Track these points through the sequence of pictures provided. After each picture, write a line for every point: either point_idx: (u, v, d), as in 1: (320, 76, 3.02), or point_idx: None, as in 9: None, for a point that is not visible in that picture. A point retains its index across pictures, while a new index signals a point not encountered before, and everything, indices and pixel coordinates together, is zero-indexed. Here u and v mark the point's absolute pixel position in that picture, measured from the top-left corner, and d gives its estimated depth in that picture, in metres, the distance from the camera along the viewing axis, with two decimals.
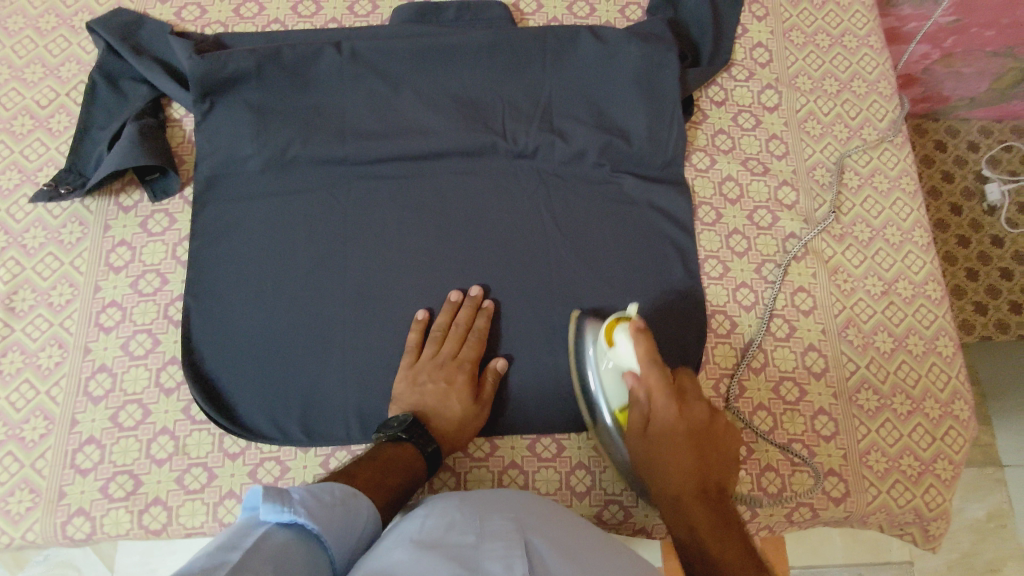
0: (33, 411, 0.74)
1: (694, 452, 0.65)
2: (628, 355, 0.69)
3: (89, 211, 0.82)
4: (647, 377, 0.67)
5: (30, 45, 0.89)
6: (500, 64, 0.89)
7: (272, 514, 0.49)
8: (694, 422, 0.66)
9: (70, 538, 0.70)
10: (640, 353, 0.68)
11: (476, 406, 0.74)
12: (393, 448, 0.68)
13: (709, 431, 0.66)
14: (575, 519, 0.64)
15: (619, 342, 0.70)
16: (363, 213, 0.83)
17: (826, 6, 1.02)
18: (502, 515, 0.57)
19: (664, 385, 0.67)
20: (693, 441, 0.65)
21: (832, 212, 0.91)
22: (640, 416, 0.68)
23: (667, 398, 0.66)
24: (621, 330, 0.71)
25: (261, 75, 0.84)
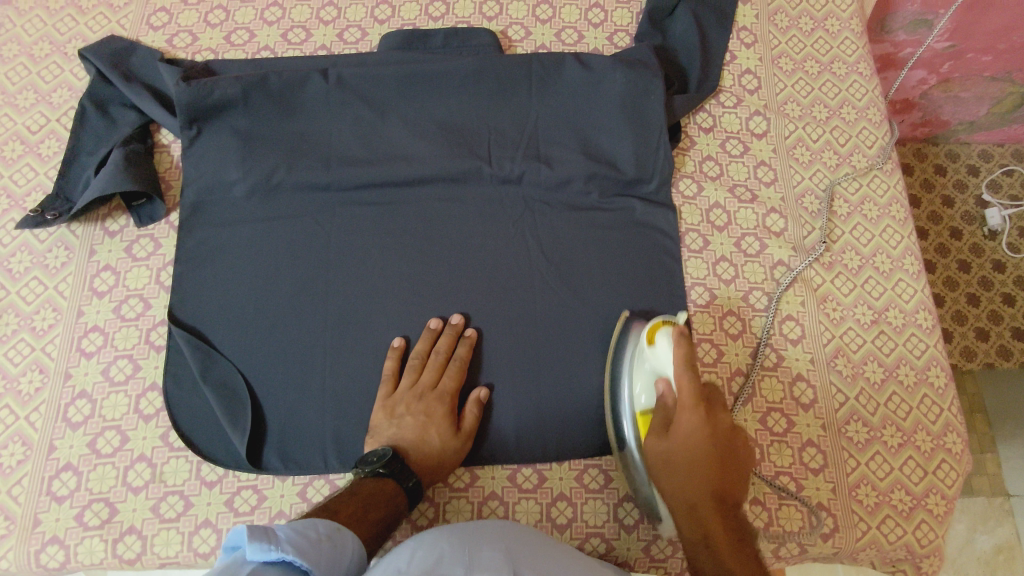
0: (11, 437, 0.74)
1: (717, 472, 0.64)
2: (667, 358, 0.69)
3: (75, 236, 0.83)
4: (681, 382, 0.66)
5: (23, 72, 0.90)
6: (486, 91, 0.89)
7: (260, 553, 0.49)
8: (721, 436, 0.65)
9: (44, 567, 0.70)
10: (680, 355, 0.67)
11: (456, 439, 0.74)
12: (374, 483, 0.67)
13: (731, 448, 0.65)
14: (566, 551, 0.65)
15: (661, 342, 0.70)
16: (348, 239, 0.83)
17: (816, 33, 1.03)
18: (491, 549, 0.57)
19: (697, 392, 0.66)
20: (715, 455, 0.64)
21: (823, 242, 0.90)
22: (662, 419, 0.67)
23: (694, 407, 0.65)
24: (663, 332, 0.71)
25: (247, 102, 0.85)
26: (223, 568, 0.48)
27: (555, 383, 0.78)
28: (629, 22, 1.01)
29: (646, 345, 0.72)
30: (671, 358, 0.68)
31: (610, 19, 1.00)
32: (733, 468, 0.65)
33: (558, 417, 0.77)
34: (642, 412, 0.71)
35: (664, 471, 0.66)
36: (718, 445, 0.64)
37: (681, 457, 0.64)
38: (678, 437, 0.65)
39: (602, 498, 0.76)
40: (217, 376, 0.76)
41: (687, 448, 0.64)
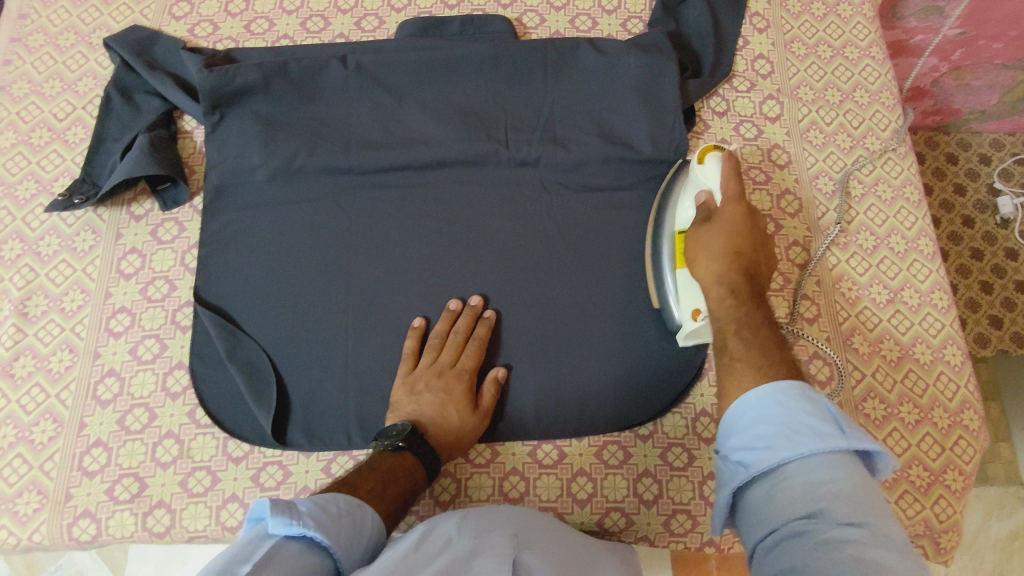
0: (43, 414, 0.75)
1: (750, 257, 0.66)
2: (714, 172, 0.72)
3: (102, 220, 0.84)
4: (728, 185, 0.69)
5: (49, 61, 0.92)
6: (503, 76, 0.90)
7: (281, 528, 0.49)
8: (758, 234, 0.68)
9: (76, 541, 0.71)
10: (728, 168, 0.71)
11: (473, 417, 0.74)
12: (392, 457, 0.68)
13: (764, 250, 0.68)
14: (567, 541, 0.66)
15: (710, 160, 0.73)
16: (369, 221, 0.84)
17: (828, 18, 1.04)
18: (501, 533, 0.58)
19: (744, 193, 0.69)
20: (754, 241, 0.67)
21: (838, 223, 0.91)
22: (704, 212, 0.71)
23: (736, 205, 0.68)
24: (712, 151, 0.74)
25: (268, 87, 0.87)
26: (245, 540, 0.48)
27: (573, 359, 0.79)
28: (643, 8, 1.02)
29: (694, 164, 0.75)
30: (716, 173, 0.72)
31: (623, 6, 1.02)
32: None
33: (578, 394, 0.78)
34: (679, 226, 0.76)
35: (698, 254, 0.68)
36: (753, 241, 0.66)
37: (719, 236, 0.67)
38: (722, 222, 0.67)
39: (622, 473, 0.77)
40: (242, 355, 0.77)
41: (728, 229, 0.67)
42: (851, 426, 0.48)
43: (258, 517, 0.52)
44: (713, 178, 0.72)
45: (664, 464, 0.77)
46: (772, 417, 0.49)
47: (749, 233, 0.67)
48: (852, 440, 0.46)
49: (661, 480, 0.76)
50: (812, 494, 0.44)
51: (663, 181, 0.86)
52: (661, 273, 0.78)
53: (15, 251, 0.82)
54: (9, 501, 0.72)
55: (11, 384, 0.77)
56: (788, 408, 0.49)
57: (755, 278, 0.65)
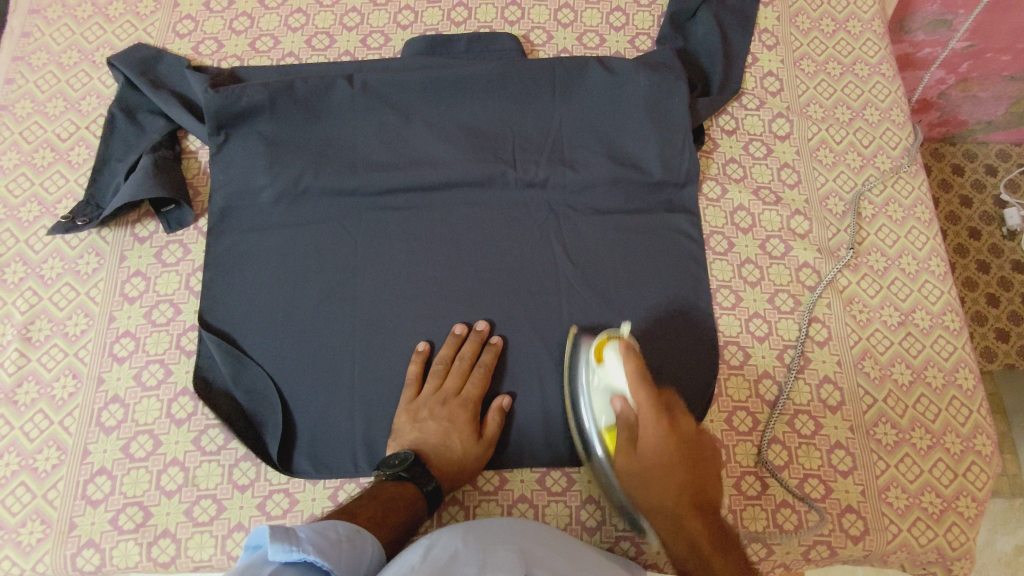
0: (46, 442, 0.74)
1: (687, 463, 0.66)
2: (619, 374, 0.70)
3: (106, 242, 0.83)
4: (637, 394, 0.67)
5: (52, 80, 0.91)
6: (510, 96, 0.90)
7: (282, 553, 0.48)
8: (682, 436, 0.67)
9: (79, 571, 0.70)
10: (629, 366, 0.68)
11: (477, 445, 0.74)
12: (393, 486, 0.68)
13: (696, 442, 0.68)
14: (581, 556, 0.64)
15: (609, 360, 0.71)
16: (375, 244, 0.83)
17: (837, 35, 1.03)
18: (505, 547, 0.57)
19: (652, 393, 0.67)
20: (686, 457, 0.66)
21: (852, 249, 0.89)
22: (628, 439, 0.68)
23: (654, 414, 0.66)
24: (610, 348, 0.72)
25: (274, 107, 0.86)
26: (245, 567, 0.47)
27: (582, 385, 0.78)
28: (651, 25, 1.01)
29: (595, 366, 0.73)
30: (620, 372, 0.70)
31: (632, 22, 1.01)
32: (702, 455, 0.68)
33: None
34: (605, 431, 0.71)
35: (640, 490, 0.67)
36: (683, 442, 0.67)
37: (651, 460, 0.66)
38: (646, 453, 0.66)
39: None
40: (248, 381, 0.77)
41: (660, 462, 0.66)
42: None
43: (256, 545, 0.51)
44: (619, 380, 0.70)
45: None
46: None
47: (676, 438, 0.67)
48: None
49: None
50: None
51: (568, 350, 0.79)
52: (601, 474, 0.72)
53: (18, 274, 0.81)
54: (12, 531, 0.71)
55: (14, 411, 0.76)
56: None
57: (701, 486, 0.66)
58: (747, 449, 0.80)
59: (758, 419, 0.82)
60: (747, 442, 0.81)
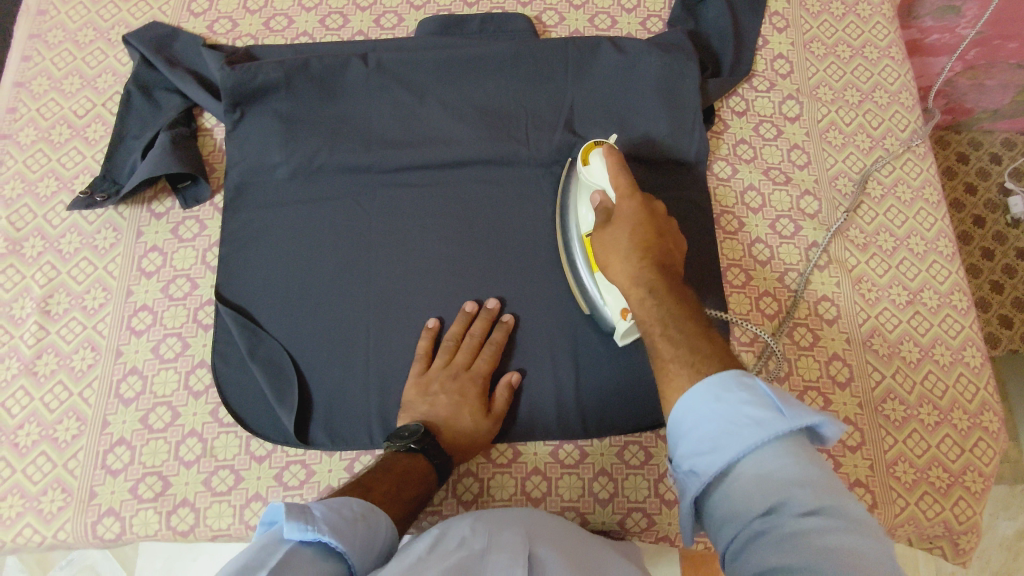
0: (66, 412, 0.75)
1: (659, 245, 0.66)
2: (601, 168, 0.72)
3: (123, 217, 0.84)
4: (619, 181, 0.70)
5: (68, 58, 0.92)
6: (523, 75, 0.90)
7: (297, 532, 0.48)
8: (655, 217, 0.68)
9: (100, 539, 0.71)
10: (613, 163, 0.71)
11: (487, 420, 0.74)
12: (407, 458, 0.68)
13: (663, 224, 0.68)
14: (579, 536, 0.67)
15: (592, 157, 0.74)
16: (390, 220, 0.84)
17: (847, 18, 1.03)
18: (512, 530, 0.58)
19: (632, 185, 0.70)
20: (655, 227, 0.67)
21: (845, 215, 0.91)
22: (603, 213, 0.70)
23: (631, 197, 0.69)
24: (594, 149, 0.74)
25: (290, 84, 0.86)
26: (262, 545, 0.47)
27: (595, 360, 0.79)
28: (662, 7, 1.02)
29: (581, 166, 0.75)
30: (603, 169, 0.72)
31: (643, 4, 1.01)
32: (672, 243, 0.67)
33: (596, 395, 0.78)
34: (586, 231, 0.75)
35: (610, 255, 0.67)
36: (657, 224, 0.67)
37: (625, 235, 0.67)
38: (623, 217, 0.68)
39: (643, 474, 0.77)
40: (264, 354, 0.77)
41: (630, 223, 0.68)
42: (784, 399, 0.47)
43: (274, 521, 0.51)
44: (602, 175, 0.72)
45: None
46: (716, 420, 0.47)
47: (650, 226, 0.67)
48: (794, 417, 0.45)
49: None
50: (774, 485, 0.42)
51: (559, 180, 0.86)
52: (583, 279, 0.77)
53: (36, 249, 0.82)
54: (33, 499, 0.72)
55: (34, 383, 0.76)
56: (727, 407, 0.47)
57: (667, 264, 0.65)
58: None
59: None
60: None
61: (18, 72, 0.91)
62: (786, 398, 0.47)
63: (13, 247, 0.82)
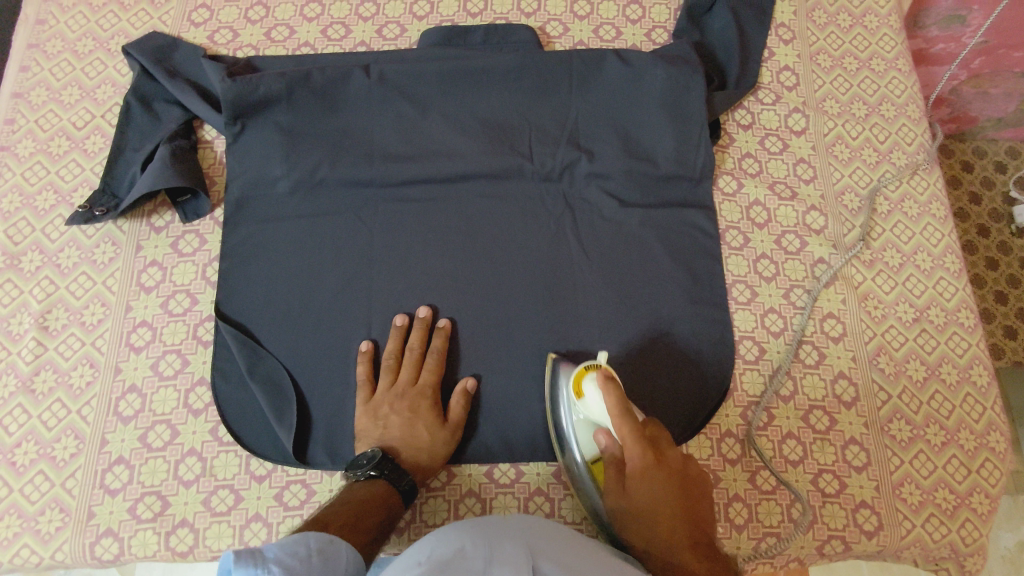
0: (64, 430, 0.74)
1: (680, 506, 0.62)
2: (600, 407, 0.68)
3: (122, 232, 0.83)
4: (622, 430, 0.65)
5: (68, 68, 0.91)
6: (527, 88, 0.89)
7: None
8: (671, 464, 0.65)
9: (98, 560, 0.70)
10: (613, 400, 0.67)
11: (443, 430, 0.74)
12: (364, 486, 0.68)
13: (682, 470, 0.65)
14: (597, 548, 0.61)
15: (587, 391, 0.70)
16: (392, 236, 0.83)
17: (854, 29, 1.02)
18: (513, 541, 0.54)
19: (637, 424, 0.66)
20: (675, 481, 0.64)
21: (862, 240, 0.90)
22: (616, 468, 0.66)
23: (640, 450, 0.64)
24: (588, 379, 0.70)
25: (291, 97, 0.86)
26: None
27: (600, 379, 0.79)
28: (667, 18, 1.01)
29: (575, 401, 0.71)
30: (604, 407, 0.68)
31: (648, 15, 1.00)
32: (692, 486, 0.64)
33: None
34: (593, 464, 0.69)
35: (632, 530, 0.63)
36: (674, 486, 0.63)
37: (646, 494, 0.63)
38: (634, 488, 0.64)
39: None
40: (263, 372, 0.76)
41: (645, 481, 0.63)
42: None
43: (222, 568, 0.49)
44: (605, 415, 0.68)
45: None
46: None
47: (671, 479, 0.64)
48: None
49: None
50: None
51: (548, 374, 0.77)
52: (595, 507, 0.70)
53: (34, 263, 0.81)
54: (30, 520, 0.71)
55: (32, 400, 0.75)
56: None
57: (689, 511, 0.62)
58: (762, 445, 0.80)
59: (773, 415, 0.82)
60: (763, 438, 0.81)
61: (16, 83, 0.90)
62: None
63: (11, 261, 0.81)
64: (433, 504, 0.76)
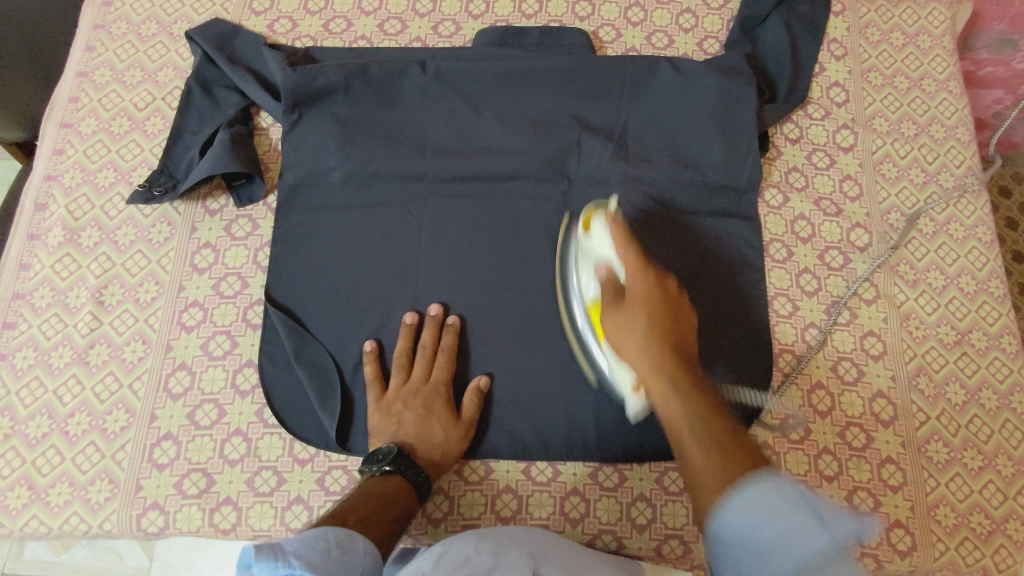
0: (116, 404, 0.76)
1: (672, 327, 0.64)
2: (604, 241, 0.73)
3: (178, 212, 0.85)
4: (625, 256, 0.70)
5: (131, 50, 0.93)
6: (581, 91, 0.90)
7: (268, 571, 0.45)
8: (666, 290, 0.67)
9: (144, 532, 0.72)
10: (616, 235, 0.71)
11: (457, 428, 0.75)
12: (381, 481, 0.68)
13: (676, 302, 0.67)
14: (585, 562, 0.65)
15: (596, 228, 0.74)
16: (440, 230, 0.84)
17: (906, 49, 1.02)
18: (517, 550, 0.57)
19: (639, 256, 0.70)
20: (667, 307, 0.66)
21: (889, 250, 0.90)
22: (612, 289, 0.69)
23: (641, 270, 0.68)
24: (597, 220, 0.75)
25: (348, 89, 0.87)
26: None
27: None
28: (720, 28, 1.01)
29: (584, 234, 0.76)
30: (609, 243, 0.72)
31: (701, 25, 1.01)
32: (682, 319, 0.66)
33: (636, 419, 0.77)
34: (591, 302, 0.74)
35: (617, 336, 0.66)
36: (668, 309, 0.66)
37: (636, 316, 0.65)
38: (632, 294, 0.67)
39: (682, 501, 0.76)
40: (309, 358, 0.77)
41: (642, 305, 0.65)
42: (828, 505, 0.48)
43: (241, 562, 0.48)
44: (609, 247, 0.72)
45: None
46: (756, 521, 0.49)
47: (661, 304, 0.66)
48: (836, 530, 0.46)
49: None
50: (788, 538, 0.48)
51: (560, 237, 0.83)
52: (592, 352, 0.75)
53: (93, 239, 0.83)
54: (80, 488, 0.73)
55: (86, 372, 0.77)
56: (776, 514, 0.48)
57: (681, 341, 0.64)
58: (798, 458, 0.81)
59: (809, 429, 0.82)
60: (800, 451, 0.81)
61: (81, 62, 0.92)
62: (824, 503, 0.49)
63: (70, 236, 0.83)
64: (471, 497, 0.76)
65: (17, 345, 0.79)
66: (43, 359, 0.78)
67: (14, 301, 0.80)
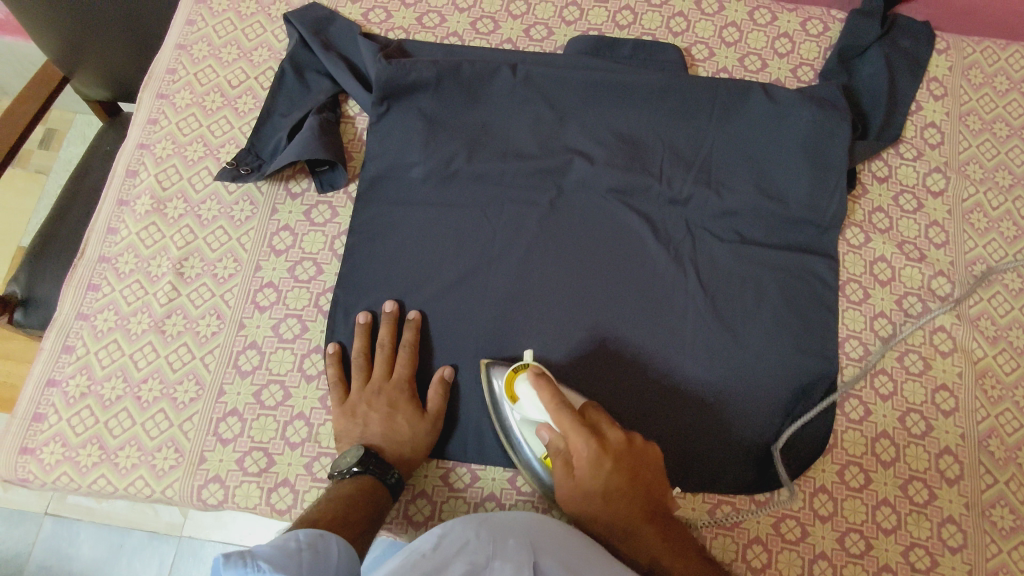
0: (187, 374, 0.78)
1: (630, 481, 0.66)
2: (534, 405, 0.69)
3: (261, 192, 0.86)
4: (564, 425, 0.66)
5: (230, 27, 0.94)
6: (668, 110, 0.89)
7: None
8: (615, 450, 0.66)
9: (203, 503, 0.74)
10: (549, 399, 0.67)
11: (424, 422, 0.75)
12: (351, 483, 0.67)
13: (628, 450, 0.67)
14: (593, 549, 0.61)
15: (522, 391, 0.70)
16: (513, 235, 0.84)
17: (1010, 94, 0.98)
18: (514, 539, 0.54)
19: (575, 415, 0.66)
20: (626, 468, 0.66)
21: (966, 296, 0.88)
22: (563, 464, 0.67)
23: (585, 438, 0.65)
24: (521, 382, 0.70)
25: (439, 85, 0.87)
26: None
27: (700, 411, 0.79)
28: (817, 56, 0.98)
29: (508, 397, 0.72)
30: (540, 407, 0.68)
31: (797, 51, 0.98)
32: (637, 464, 0.67)
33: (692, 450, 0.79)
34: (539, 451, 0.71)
35: (583, 506, 0.67)
36: (622, 465, 0.66)
37: (596, 487, 0.66)
38: (585, 483, 0.66)
39: (731, 536, 0.77)
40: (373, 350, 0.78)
41: (602, 481, 0.66)
42: None
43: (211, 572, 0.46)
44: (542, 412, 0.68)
45: (776, 534, 0.77)
46: None
47: (621, 468, 0.66)
48: None
49: (771, 550, 0.76)
50: None
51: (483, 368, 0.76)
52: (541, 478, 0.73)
53: (178, 211, 0.85)
54: (147, 454, 0.75)
55: (162, 340, 0.79)
56: None
57: (645, 499, 0.67)
58: (857, 506, 0.78)
59: (870, 478, 0.80)
60: (858, 500, 0.79)
61: (180, 35, 0.94)
62: None
63: (157, 205, 0.85)
64: (522, 506, 0.76)
65: (100, 307, 0.81)
66: (122, 323, 0.80)
67: (99, 264, 0.83)
